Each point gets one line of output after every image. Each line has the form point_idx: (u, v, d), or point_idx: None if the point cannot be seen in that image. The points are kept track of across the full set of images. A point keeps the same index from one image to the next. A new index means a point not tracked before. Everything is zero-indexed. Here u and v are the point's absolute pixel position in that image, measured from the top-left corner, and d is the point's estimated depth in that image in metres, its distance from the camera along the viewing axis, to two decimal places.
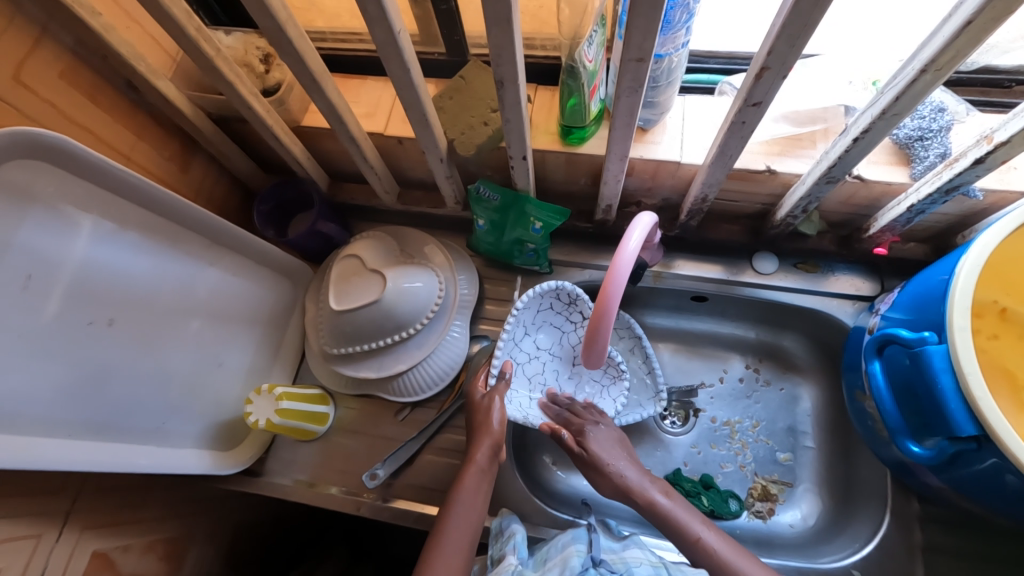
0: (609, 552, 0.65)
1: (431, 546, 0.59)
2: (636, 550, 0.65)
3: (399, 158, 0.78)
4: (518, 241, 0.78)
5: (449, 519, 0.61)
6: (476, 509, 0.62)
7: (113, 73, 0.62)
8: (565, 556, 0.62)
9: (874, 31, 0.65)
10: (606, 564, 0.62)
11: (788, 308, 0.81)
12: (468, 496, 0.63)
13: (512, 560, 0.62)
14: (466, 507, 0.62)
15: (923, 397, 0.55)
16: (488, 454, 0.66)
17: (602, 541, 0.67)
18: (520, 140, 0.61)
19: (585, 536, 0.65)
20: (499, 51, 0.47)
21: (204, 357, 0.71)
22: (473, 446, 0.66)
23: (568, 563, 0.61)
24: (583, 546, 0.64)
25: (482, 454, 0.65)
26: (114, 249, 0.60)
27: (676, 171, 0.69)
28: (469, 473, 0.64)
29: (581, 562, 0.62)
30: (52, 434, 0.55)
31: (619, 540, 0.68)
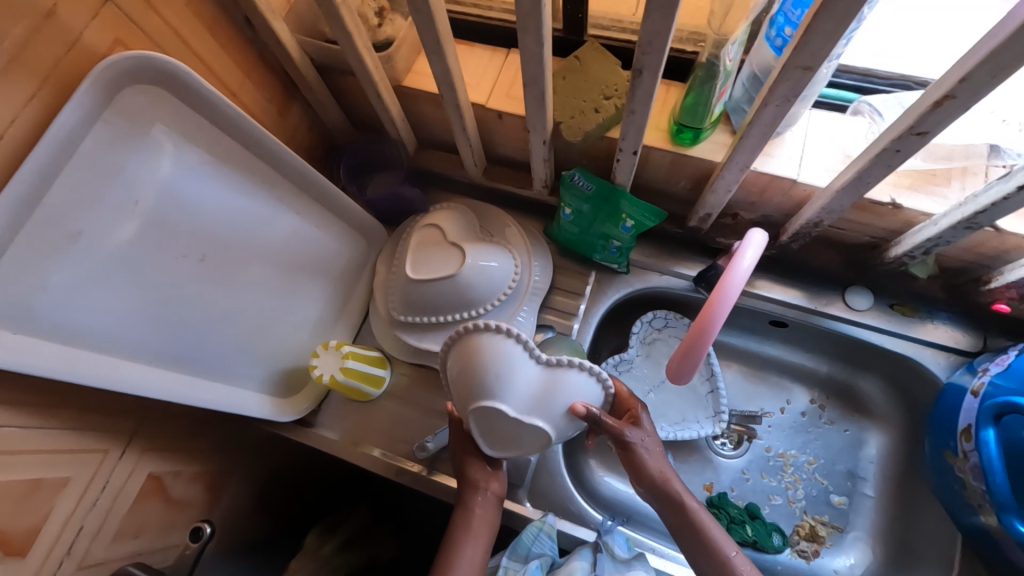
0: (614, 575, 0.65)
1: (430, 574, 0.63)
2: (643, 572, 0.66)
3: (494, 133, 0.76)
4: (603, 236, 0.75)
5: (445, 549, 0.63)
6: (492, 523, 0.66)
7: (233, 6, 0.61)
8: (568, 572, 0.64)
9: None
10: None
11: (872, 348, 0.76)
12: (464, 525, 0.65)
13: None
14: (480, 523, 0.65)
15: None
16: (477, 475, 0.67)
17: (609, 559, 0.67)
18: (637, 134, 0.57)
19: (592, 558, 0.66)
20: (649, 37, 0.44)
21: (278, 305, 0.72)
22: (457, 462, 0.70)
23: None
24: (588, 566, 0.65)
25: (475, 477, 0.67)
26: (214, 185, 0.60)
27: (789, 189, 0.65)
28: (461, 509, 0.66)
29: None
30: (135, 358, 0.57)
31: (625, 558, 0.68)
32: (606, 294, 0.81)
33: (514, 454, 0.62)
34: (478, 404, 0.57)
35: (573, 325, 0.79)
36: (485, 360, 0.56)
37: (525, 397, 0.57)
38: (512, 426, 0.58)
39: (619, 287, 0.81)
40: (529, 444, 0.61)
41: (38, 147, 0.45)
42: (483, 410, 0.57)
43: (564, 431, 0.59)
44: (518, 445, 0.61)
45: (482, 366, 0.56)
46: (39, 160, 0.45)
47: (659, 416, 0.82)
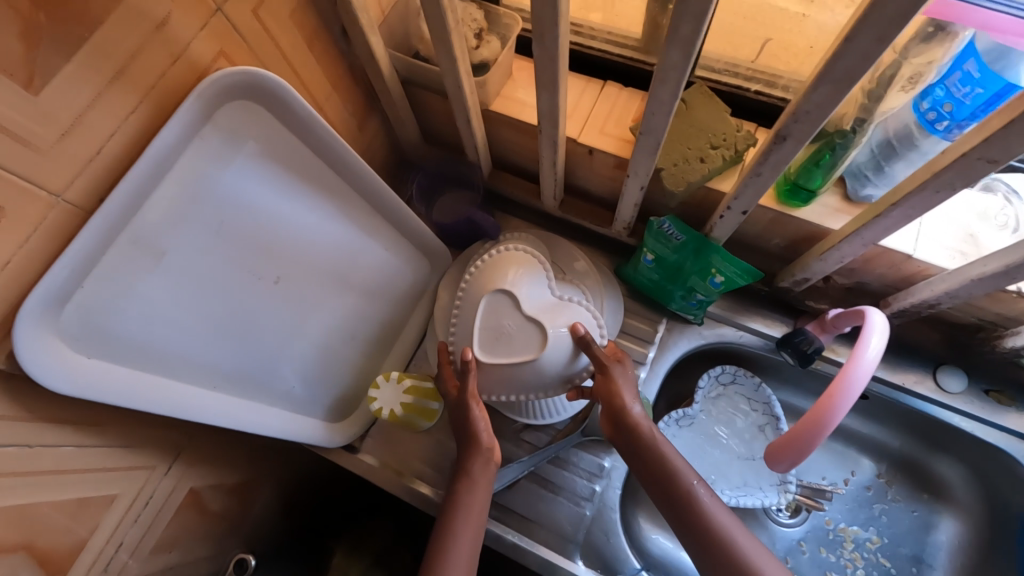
0: None
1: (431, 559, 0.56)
2: None
3: (579, 167, 0.72)
4: (687, 287, 0.71)
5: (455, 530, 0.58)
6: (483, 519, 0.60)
7: (332, 17, 0.57)
8: None
9: None
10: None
11: (960, 433, 0.72)
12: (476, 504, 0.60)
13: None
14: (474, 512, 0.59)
15: None
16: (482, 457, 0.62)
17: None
18: (756, 195, 0.53)
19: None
20: (811, 107, 0.40)
21: (341, 328, 0.69)
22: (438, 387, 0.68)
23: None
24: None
25: (476, 466, 0.61)
26: (297, 205, 0.57)
27: (901, 263, 0.60)
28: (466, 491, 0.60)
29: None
30: (201, 382, 0.54)
31: None
32: (676, 344, 0.77)
33: (506, 363, 0.62)
34: (495, 284, 0.63)
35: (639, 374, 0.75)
36: (510, 258, 0.65)
37: (538, 301, 0.63)
38: (513, 319, 0.62)
39: (690, 338, 0.77)
40: (524, 347, 0.62)
41: (136, 166, 0.42)
42: (494, 295, 0.63)
43: (559, 340, 0.61)
44: (510, 349, 0.62)
45: (506, 264, 0.64)
46: (134, 180, 0.42)
47: (718, 476, 0.78)
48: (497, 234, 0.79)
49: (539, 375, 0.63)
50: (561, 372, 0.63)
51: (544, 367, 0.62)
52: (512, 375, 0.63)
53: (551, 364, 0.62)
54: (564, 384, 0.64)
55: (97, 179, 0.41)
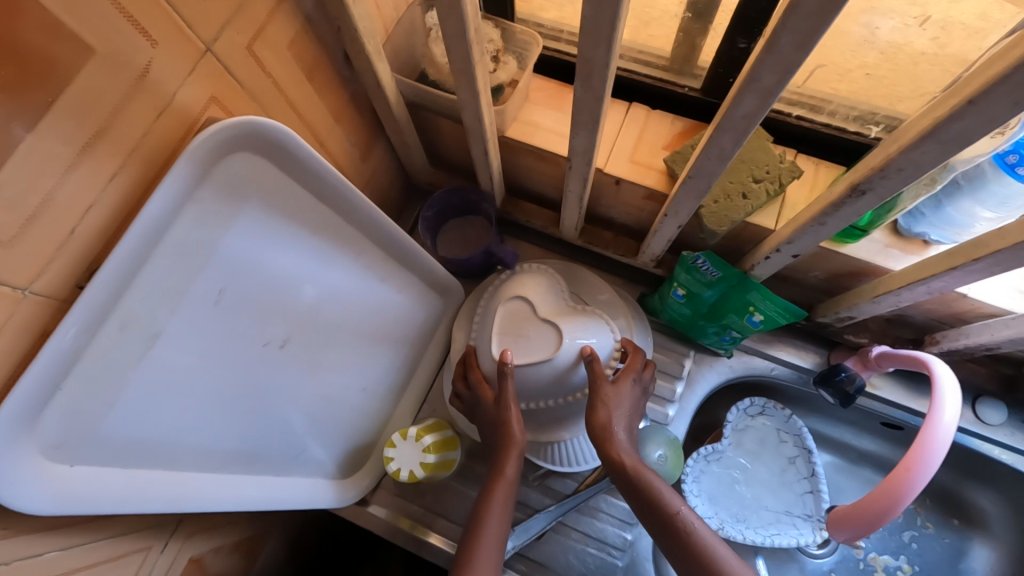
0: None
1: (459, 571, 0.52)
2: None
3: (604, 196, 0.67)
4: (721, 324, 0.66)
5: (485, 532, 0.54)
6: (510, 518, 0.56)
7: (335, 43, 0.51)
8: None
9: None
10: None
11: (998, 465, 0.69)
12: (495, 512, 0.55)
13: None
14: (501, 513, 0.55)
15: None
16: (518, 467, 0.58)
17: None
18: (814, 242, 0.49)
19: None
20: (902, 165, 0.35)
21: (353, 381, 0.63)
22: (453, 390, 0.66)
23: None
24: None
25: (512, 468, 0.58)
26: (303, 260, 0.50)
27: (954, 302, 0.56)
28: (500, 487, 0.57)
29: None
30: (199, 464, 0.48)
31: None
32: (706, 378, 0.73)
33: (527, 361, 0.60)
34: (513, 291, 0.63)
35: (668, 412, 0.71)
36: (534, 274, 0.65)
37: (558, 308, 0.63)
38: (532, 323, 0.61)
39: (719, 370, 0.74)
40: (543, 346, 0.60)
41: (119, 247, 0.35)
42: (514, 301, 0.62)
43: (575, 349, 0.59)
44: (528, 350, 0.60)
45: (529, 277, 0.65)
46: (119, 262, 0.35)
47: (748, 511, 0.75)
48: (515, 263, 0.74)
49: (559, 381, 0.61)
50: (568, 381, 0.61)
51: (564, 369, 0.60)
52: (527, 377, 0.61)
53: (570, 368, 0.60)
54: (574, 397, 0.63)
55: (72, 265, 0.34)
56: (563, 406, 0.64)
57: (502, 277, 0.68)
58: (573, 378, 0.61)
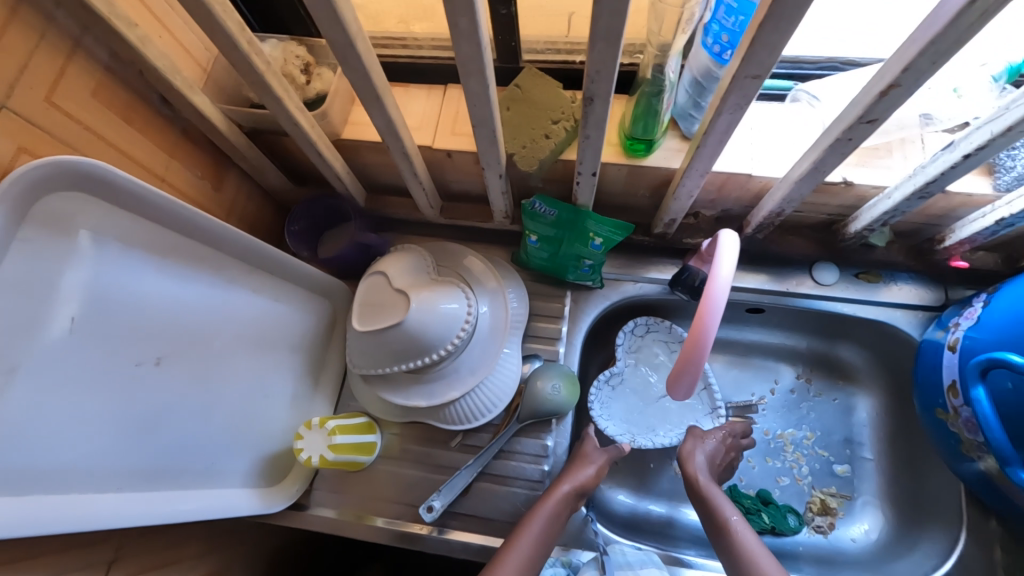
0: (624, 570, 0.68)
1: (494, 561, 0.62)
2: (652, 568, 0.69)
3: (447, 171, 0.74)
4: (574, 257, 0.74)
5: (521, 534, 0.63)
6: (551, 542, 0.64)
7: (146, 87, 0.57)
8: None
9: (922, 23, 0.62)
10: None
11: (848, 318, 0.78)
12: (540, 523, 0.64)
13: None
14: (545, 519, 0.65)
15: None
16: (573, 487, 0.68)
17: (618, 558, 0.70)
18: (595, 156, 0.56)
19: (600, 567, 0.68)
20: (597, 67, 0.43)
21: (249, 389, 0.67)
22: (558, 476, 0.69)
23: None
24: (599, 571, 0.68)
25: (566, 483, 0.68)
26: (155, 279, 0.55)
27: (746, 183, 0.65)
28: (548, 502, 0.66)
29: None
30: (99, 485, 0.52)
31: (635, 554, 0.71)
32: (585, 311, 0.81)
33: (380, 327, 0.66)
34: (374, 267, 0.71)
35: (559, 350, 0.79)
36: (399, 253, 0.74)
37: (413, 279, 0.70)
38: (385, 292, 0.68)
39: (597, 303, 0.81)
40: (393, 312, 0.66)
41: None
42: (372, 276, 0.71)
43: (422, 306, 0.66)
44: (380, 318, 0.67)
45: (396, 255, 0.74)
46: None
47: (659, 422, 0.82)
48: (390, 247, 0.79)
49: (421, 336, 0.67)
50: (422, 337, 0.67)
51: (419, 325, 0.66)
52: (384, 341, 0.67)
53: (428, 323, 0.67)
54: (434, 350, 0.69)
55: None
56: (434, 363, 0.70)
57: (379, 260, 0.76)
58: (430, 335, 0.68)
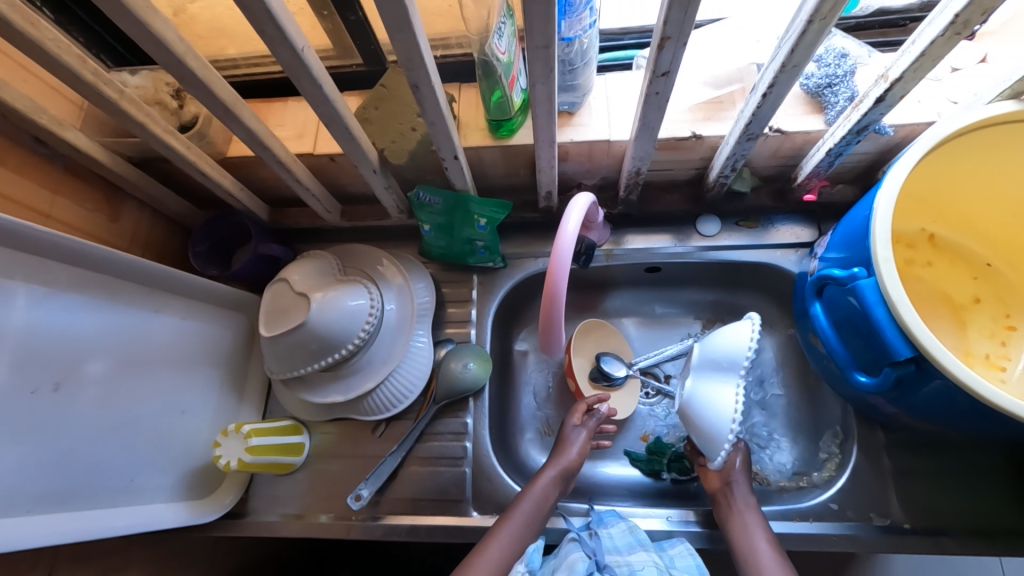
0: (613, 552, 0.64)
1: (474, 553, 0.61)
2: (642, 550, 0.64)
3: (335, 175, 0.78)
4: (467, 241, 0.78)
5: (497, 533, 0.63)
6: (539, 523, 0.65)
7: (15, 129, 0.60)
8: (569, 564, 0.64)
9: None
10: (610, 568, 0.62)
11: (738, 265, 0.82)
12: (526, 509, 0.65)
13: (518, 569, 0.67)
14: (536, 503, 0.66)
15: (871, 334, 0.53)
16: (559, 474, 0.70)
17: (606, 542, 0.66)
18: (448, 139, 0.61)
19: (586, 548, 0.65)
20: (407, 55, 0.47)
21: (163, 408, 0.69)
22: (543, 467, 0.71)
23: (573, 568, 0.63)
24: (585, 552, 0.65)
25: (551, 470, 0.70)
26: (50, 311, 0.57)
27: (608, 149, 0.70)
28: (540, 481, 0.68)
29: (584, 566, 0.63)
30: (8, 512, 0.53)
31: (625, 538, 0.66)
32: (494, 292, 0.85)
33: (284, 330, 0.68)
34: (278, 275, 0.74)
35: (470, 332, 0.83)
36: (305, 262, 0.76)
37: (318, 281, 0.73)
38: (288, 297, 0.70)
39: (504, 283, 0.85)
40: (295, 314, 0.69)
41: None
42: (278, 284, 0.73)
43: (325, 306, 0.69)
44: (284, 323, 0.69)
45: (303, 263, 0.76)
46: None
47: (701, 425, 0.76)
48: (331, 261, 0.78)
49: (326, 334, 0.70)
50: (327, 336, 0.70)
51: (322, 324, 0.69)
52: (291, 344, 0.69)
53: (330, 320, 0.69)
54: (342, 346, 0.72)
55: None
56: (347, 357, 0.73)
57: (287, 275, 0.72)
58: (336, 333, 0.70)
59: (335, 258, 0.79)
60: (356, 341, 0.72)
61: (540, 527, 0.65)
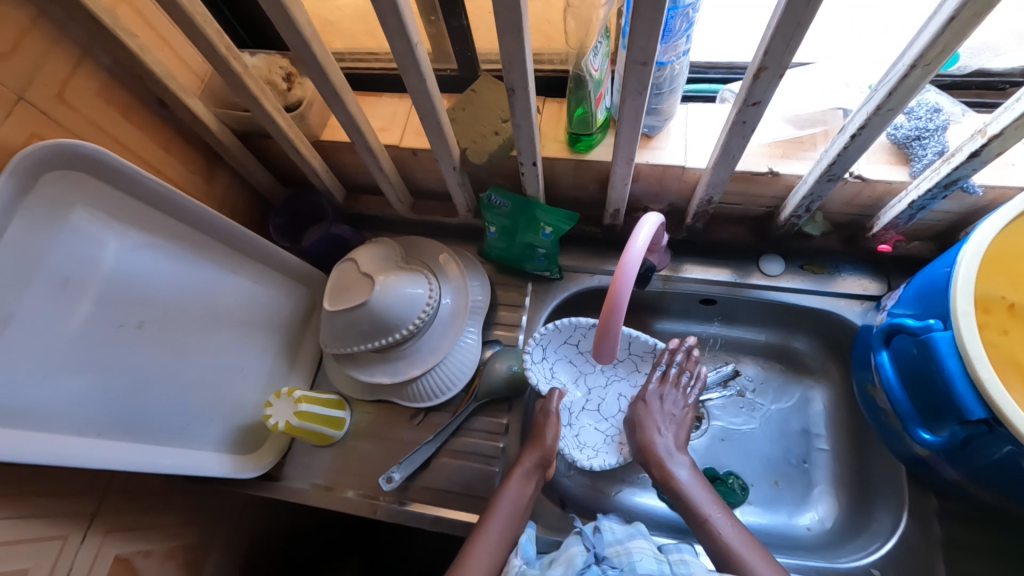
0: (613, 545, 0.62)
1: (468, 546, 0.62)
2: (641, 541, 0.62)
3: (414, 169, 0.83)
4: (529, 246, 0.80)
5: (485, 530, 0.63)
6: (519, 519, 0.64)
7: (145, 90, 0.66)
8: (567, 557, 0.60)
9: (862, 36, 0.67)
10: (609, 560, 0.60)
11: (797, 309, 0.81)
12: (507, 504, 0.65)
13: (516, 561, 0.60)
14: (512, 501, 0.65)
15: (944, 392, 0.51)
16: (535, 462, 0.69)
17: (607, 536, 0.64)
18: (531, 145, 0.63)
19: (585, 539, 0.63)
20: (510, 59, 0.50)
21: (225, 361, 0.74)
22: (523, 453, 0.70)
23: (572, 561, 0.59)
24: (584, 547, 0.62)
25: (528, 459, 0.69)
26: (145, 256, 0.63)
27: (680, 175, 0.71)
28: (514, 474, 0.68)
29: (583, 560, 0.60)
30: (81, 432, 0.58)
31: (624, 529, 0.65)
32: (546, 302, 0.86)
33: (346, 306, 0.72)
34: (345, 256, 0.77)
35: (518, 336, 0.84)
36: (370, 247, 0.80)
37: (385, 265, 0.77)
38: (354, 277, 0.74)
39: (557, 293, 0.86)
40: (359, 293, 0.72)
41: None
42: (343, 265, 0.77)
43: (388, 290, 0.72)
44: (346, 300, 0.73)
45: (368, 248, 0.79)
46: None
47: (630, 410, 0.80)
48: (378, 244, 0.80)
49: (385, 316, 0.73)
50: (384, 317, 0.73)
51: (382, 306, 0.72)
52: (349, 320, 0.73)
53: (391, 303, 0.72)
54: (398, 329, 0.74)
55: None
56: (399, 342, 0.76)
57: (352, 255, 0.77)
58: (394, 316, 0.73)
59: (399, 247, 0.83)
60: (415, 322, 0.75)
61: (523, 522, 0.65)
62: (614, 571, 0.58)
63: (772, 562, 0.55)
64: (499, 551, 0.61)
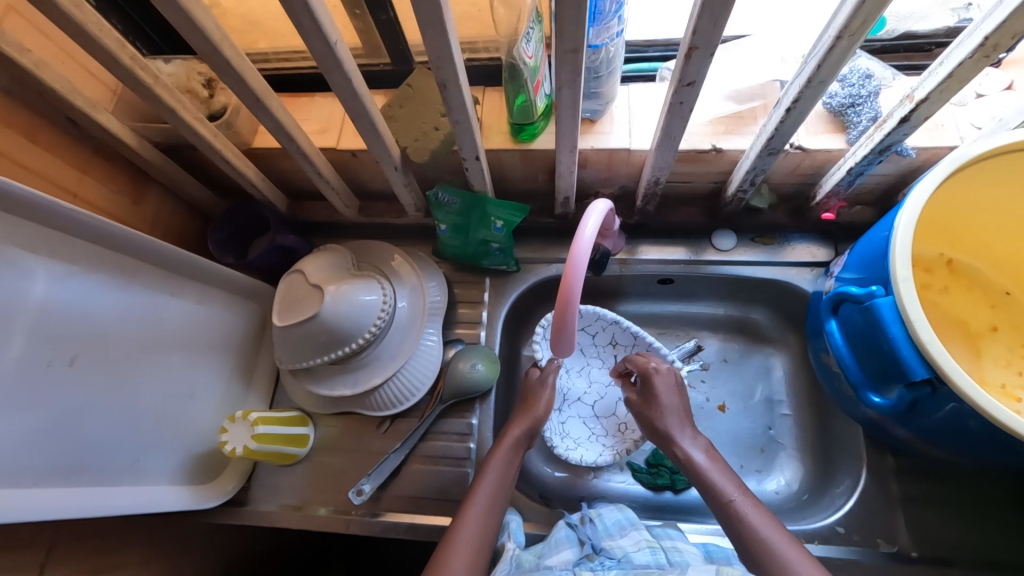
0: (607, 538, 0.63)
1: (449, 535, 0.59)
2: (633, 533, 0.62)
3: (356, 170, 0.79)
4: (482, 241, 0.79)
5: (467, 512, 0.61)
6: (504, 493, 0.65)
7: (49, 108, 0.61)
8: (564, 551, 0.60)
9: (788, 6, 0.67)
10: (605, 551, 0.60)
11: (751, 281, 0.82)
12: (490, 484, 0.64)
13: (511, 546, 0.62)
14: (500, 471, 0.66)
15: (889, 351, 0.53)
16: (524, 430, 0.71)
17: (599, 527, 0.65)
18: (471, 140, 0.61)
19: (578, 535, 0.63)
20: (437, 53, 0.48)
21: (172, 390, 0.70)
22: (511, 424, 0.72)
23: (567, 556, 0.59)
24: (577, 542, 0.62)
25: (517, 428, 0.71)
26: (73, 288, 0.58)
27: (627, 158, 0.70)
28: (505, 443, 0.69)
29: (577, 555, 0.59)
30: (13, 484, 0.54)
31: (616, 520, 0.65)
32: (505, 296, 0.85)
33: (296, 321, 0.69)
34: (292, 267, 0.74)
35: (480, 333, 0.83)
36: (319, 256, 0.76)
37: (334, 274, 0.73)
38: (302, 289, 0.71)
39: (516, 286, 0.85)
40: (309, 305, 0.69)
41: None
42: (291, 277, 0.73)
43: (338, 296, 0.69)
44: (297, 313, 0.69)
45: (317, 257, 0.75)
46: None
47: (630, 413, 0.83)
48: (331, 247, 0.80)
49: (339, 327, 0.70)
50: (338, 328, 0.70)
51: (335, 317, 0.69)
52: (302, 336, 0.69)
53: (344, 313, 0.69)
54: (355, 339, 0.72)
55: None
56: (358, 351, 0.73)
57: (297, 266, 0.73)
58: (350, 326, 0.71)
59: (346, 252, 0.80)
60: (378, 318, 0.73)
61: (507, 497, 0.65)
62: (610, 561, 0.57)
63: (802, 546, 0.53)
64: (485, 526, 0.60)
